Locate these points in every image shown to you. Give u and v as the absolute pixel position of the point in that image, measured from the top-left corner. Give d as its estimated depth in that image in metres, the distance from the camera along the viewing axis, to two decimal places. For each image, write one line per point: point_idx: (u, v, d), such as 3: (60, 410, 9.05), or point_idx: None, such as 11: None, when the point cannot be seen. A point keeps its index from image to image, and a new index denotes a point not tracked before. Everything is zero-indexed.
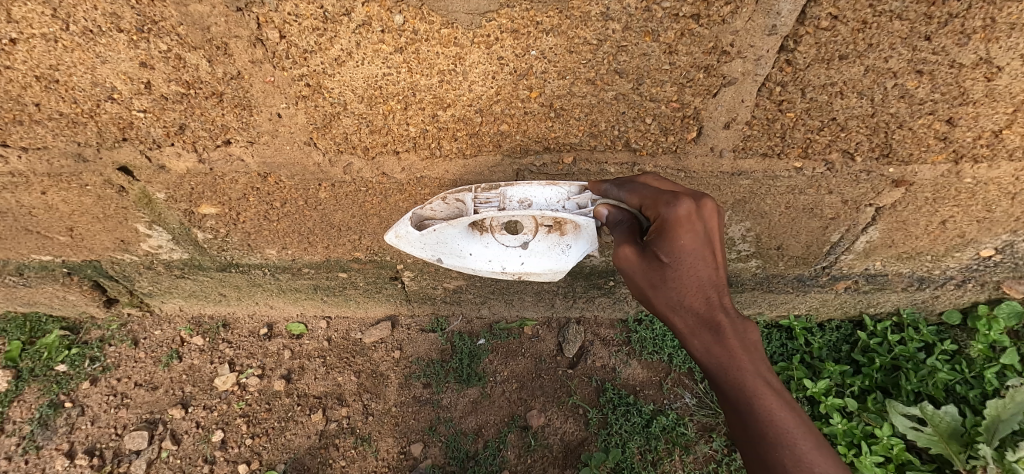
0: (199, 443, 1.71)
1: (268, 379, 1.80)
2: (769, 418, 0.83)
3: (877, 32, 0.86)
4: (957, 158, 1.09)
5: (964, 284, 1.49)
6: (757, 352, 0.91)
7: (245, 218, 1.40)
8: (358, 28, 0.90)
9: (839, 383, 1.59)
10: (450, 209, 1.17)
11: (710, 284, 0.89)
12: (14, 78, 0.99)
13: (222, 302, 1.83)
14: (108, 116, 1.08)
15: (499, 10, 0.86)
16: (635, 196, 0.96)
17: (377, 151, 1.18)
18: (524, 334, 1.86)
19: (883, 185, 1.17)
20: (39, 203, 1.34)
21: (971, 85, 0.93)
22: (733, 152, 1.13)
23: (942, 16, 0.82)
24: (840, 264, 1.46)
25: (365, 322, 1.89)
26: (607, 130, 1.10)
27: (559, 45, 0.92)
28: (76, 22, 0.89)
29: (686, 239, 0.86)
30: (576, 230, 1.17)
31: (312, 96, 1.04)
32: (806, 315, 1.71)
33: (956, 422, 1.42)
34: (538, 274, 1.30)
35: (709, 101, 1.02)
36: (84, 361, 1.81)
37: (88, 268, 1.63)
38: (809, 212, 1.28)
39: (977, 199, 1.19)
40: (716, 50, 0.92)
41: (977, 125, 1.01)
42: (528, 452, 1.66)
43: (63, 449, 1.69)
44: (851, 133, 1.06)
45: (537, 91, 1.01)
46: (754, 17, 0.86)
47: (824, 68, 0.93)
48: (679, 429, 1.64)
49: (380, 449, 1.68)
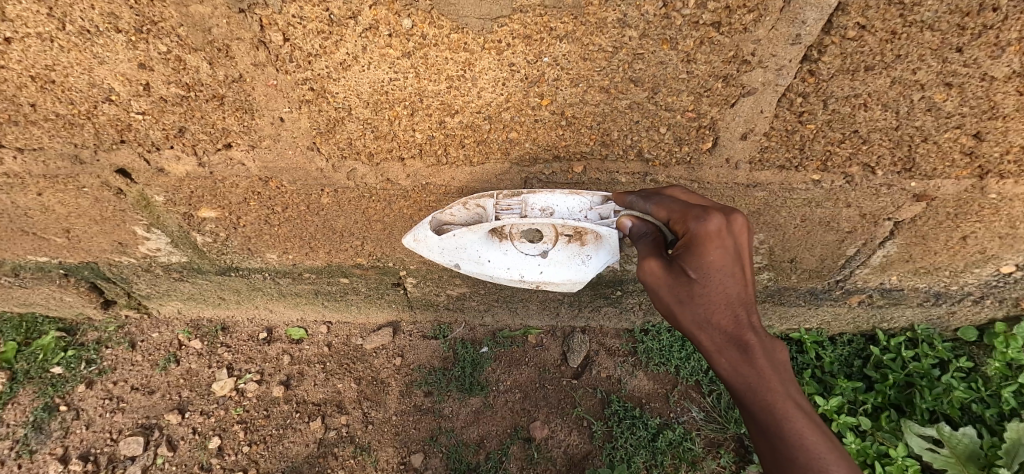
0: (195, 450, 1.67)
1: (266, 385, 1.77)
2: (800, 443, 0.77)
3: (906, 43, 0.82)
4: (983, 173, 1.05)
5: (981, 300, 1.46)
6: (787, 373, 0.87)
7: (246, 222, 1.36)
8: (364, 32, 0.87)
9: (851, 400, 1.56)
10: (470, 215, 1.14)
11: (738, 301, 0.86)
12: (9, 77, 0.96)
13: (221, 305, 1.80)
14: (106, 118, 1.05)
15: (511, 15, 0.83)
16: (663, 209, 0.93)
17: (381, 157, 1.14)
18: (528, 343, 1.82)
19: (904, 199, 1.14)
20: (35, 204, 1.30)
21: (1001, 99, 0.89)
22: (750, 164, 1.10)
23: (976, 27, 0.79)
24: (855, 277, 1.42)
25: (366, 328, 1.86)
26: (620, 139, 1.06)
27: (573, 52, 0.88)
28: (73, 21, 0.86)
29: (715, 256, 0.84)
30: (597, 241, 1.17)
31: (316, 100, 1.01)
32: (817, 329, 1.69)
33: (975, 444, 1.39)
34: (556, 284, 1.28)
35: (726, 111, 0.99)
36: (80, 364, 1.79)
37: (85, 269, 1.59)
38: (825, 225, 1.24)
39: (1001, 214, 1.15)
40: (736, 59, 0.89)
41: (1005, 139, 0.97)
42: (531, 465, 1.63)
43: (57, 453, 1.66)
44: (873, 147, 1.02)
45: (548, 98, 0.97)
46: (778, 26, 0.83)
47: (848, 79, 0.90)
48: (686, 444, 1.60)
49: (379, 459, 1.65)
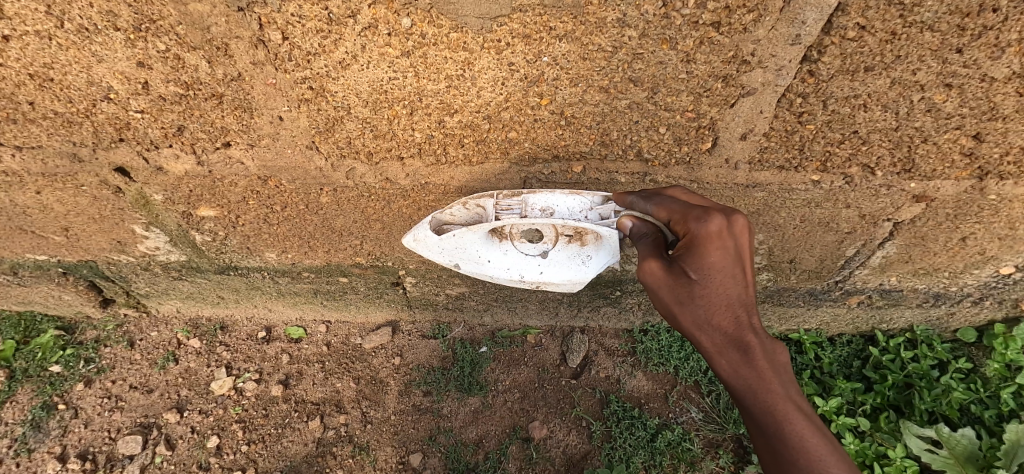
0: (194, 449, 1.67)
1: (265, 384, 1.77)
2: (800, 444, 0.77)
3: (906, 44, 0.82)
4: (982, 174, 1.05)
5: (981, 301, 1.45)
6: (787, 374, 0.87)
7: (245, 221, 1.36)
8: (363, 31, 0.87)
9: (850, 401, 1.56)
10: (470, 214, 1.14)
11: (739, 302, 0.86)
12: (7, 75, 0.96)
13: (220, 304, 1.80)
14: (105, 116, 1.05)
15: (510, 14, 0.82)
16: (663, 209, 0.93)
17: (380, 156, 1.14)
18: (527, 343, 1.82)
19: (904, 200, 1.14)
20: (34, 202, 1.30)
21: (1001, 100, 0.89)
22: (750, 164, 1.10)
23: (976, 28, 0.79)
24: (854, 278, 1.42)
25: (365, 327, 1.86)
26: (619, 139, 1.06)
27: (573, 51, 0.88)
28: (71, 19, 0.86)
29: (716, 257, 0.85)
30: (597, 241, 1.17)
31: (315, 99, 1.01)
32: (816, 329, 1.69)
33: (973, 445, 1.39)
34: (556, 284, 1.28)
35: (726, 112, 0.99)
36: (79, 362, 1.78)
37: (84, 268, 1.59)
38: (825, 226, 1.24)
39: (1000, 216, 1.15)
40: (736, 59, 0.89)
41: (1005, 141, 0.97)
42: (530, 465, 1.63)
43: (55, 452, 1.66)
44: (873, 147, 1.02)
45: (547, 98, 0.97)
46: (778, 26, 0.83)
47: (848, 80, 0.90)
48: (685, 444, 1.60)
49: (378, 459, 1.65)
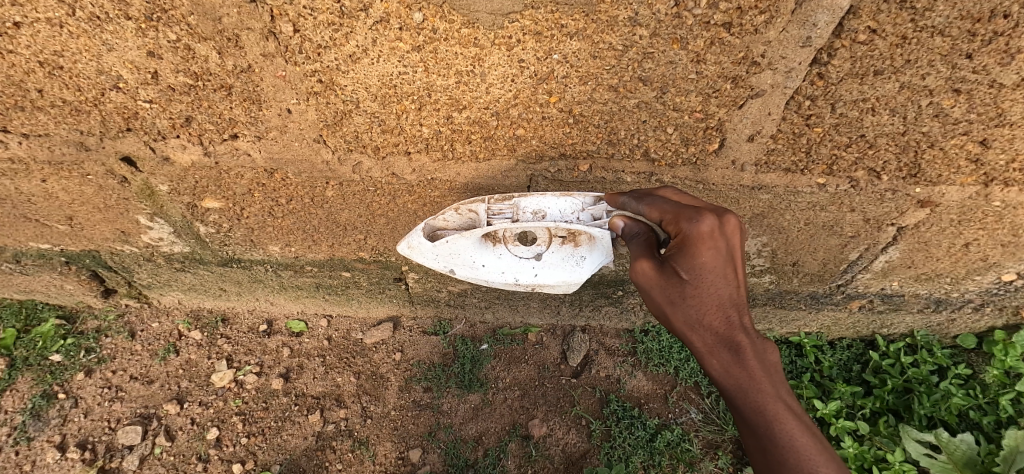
0: (194, 440, 1.68)
1: (266, 377, 1.77)
2: (789, 444, 0.78)
3: (916, 48, 0.83)
4: (987, 180, 1.06)
5: (981, 308, 1.47)
6: (778, 375, 0.87)
7: (249, 214, 1.36)
8: (375, 24, 0.87)
9: (850, 405, 1.57)
10: (462, 220, 1.14)
11: (730, 302, 0.87)
12: (16, 63, 0.95)
13: (222, 296, 1.80)
14: (113, 105, 1.05)
15: (523, 11, 0.82)
16: (655, 209, 0.93)
17: (388, 151, 1.14)
18: (527, 341, 1.82)
19: (908, 205, 1.14)
20: (39, 190, 1.30)
21: (1009, 106, 0.90)
22: (756, 166, 1.10)
23: (986, 33, 0.79)
24: (857, 282, 1.43)
25: (366, 322, 1.86)
26: (627, 138, 1.06)
27: (583, 49, 0.88)
28: (83, 7, 0.86)
29: (708, 257, 0.85)
30: (591, 242, 1.14)
31: (324, 92, 1.01)
32: (817, 333, 1.69)
33: (972, 451, 1.41)
34: (551, 286, 1.27)
35: (734, 113, 0.99)
36: (79, 352, 1.78)
37: (87, 257, 1.59)
38: (829, 229, 1.25)
39: (1004, 222, 1.15)
40: (746, 60, 0.89)
41: (1011, 147, 0.98)
42: (529, 463, 1.63)
43: (54, 441, 1.66)
44: (879, 151, 1.03)
45: (556, 95, 0.98)
46: (789, 28, 0.83)
47: (857, 83, 0.90)
48: (684, 445, 1.61)
49: (377, 453, 1.66)
